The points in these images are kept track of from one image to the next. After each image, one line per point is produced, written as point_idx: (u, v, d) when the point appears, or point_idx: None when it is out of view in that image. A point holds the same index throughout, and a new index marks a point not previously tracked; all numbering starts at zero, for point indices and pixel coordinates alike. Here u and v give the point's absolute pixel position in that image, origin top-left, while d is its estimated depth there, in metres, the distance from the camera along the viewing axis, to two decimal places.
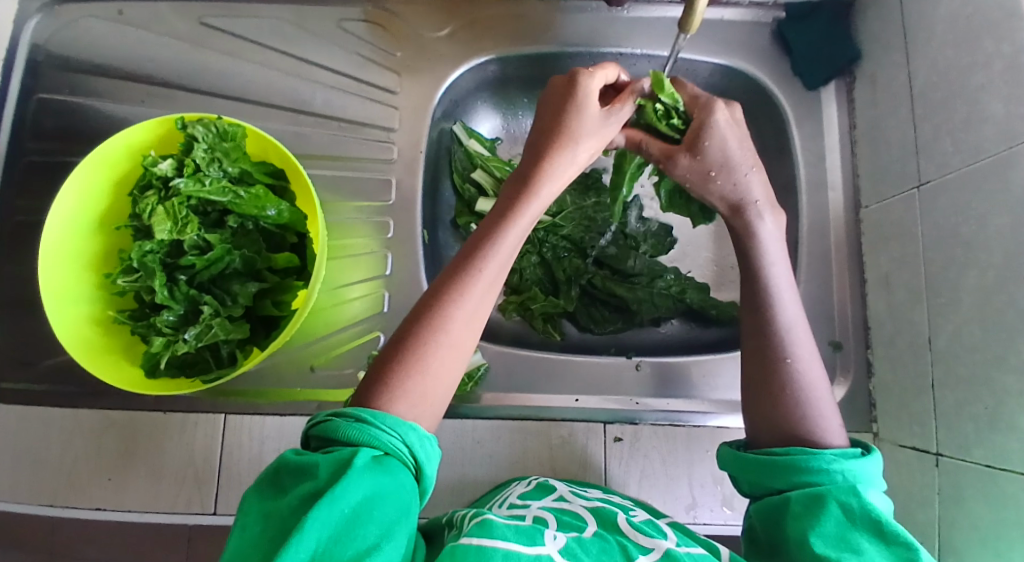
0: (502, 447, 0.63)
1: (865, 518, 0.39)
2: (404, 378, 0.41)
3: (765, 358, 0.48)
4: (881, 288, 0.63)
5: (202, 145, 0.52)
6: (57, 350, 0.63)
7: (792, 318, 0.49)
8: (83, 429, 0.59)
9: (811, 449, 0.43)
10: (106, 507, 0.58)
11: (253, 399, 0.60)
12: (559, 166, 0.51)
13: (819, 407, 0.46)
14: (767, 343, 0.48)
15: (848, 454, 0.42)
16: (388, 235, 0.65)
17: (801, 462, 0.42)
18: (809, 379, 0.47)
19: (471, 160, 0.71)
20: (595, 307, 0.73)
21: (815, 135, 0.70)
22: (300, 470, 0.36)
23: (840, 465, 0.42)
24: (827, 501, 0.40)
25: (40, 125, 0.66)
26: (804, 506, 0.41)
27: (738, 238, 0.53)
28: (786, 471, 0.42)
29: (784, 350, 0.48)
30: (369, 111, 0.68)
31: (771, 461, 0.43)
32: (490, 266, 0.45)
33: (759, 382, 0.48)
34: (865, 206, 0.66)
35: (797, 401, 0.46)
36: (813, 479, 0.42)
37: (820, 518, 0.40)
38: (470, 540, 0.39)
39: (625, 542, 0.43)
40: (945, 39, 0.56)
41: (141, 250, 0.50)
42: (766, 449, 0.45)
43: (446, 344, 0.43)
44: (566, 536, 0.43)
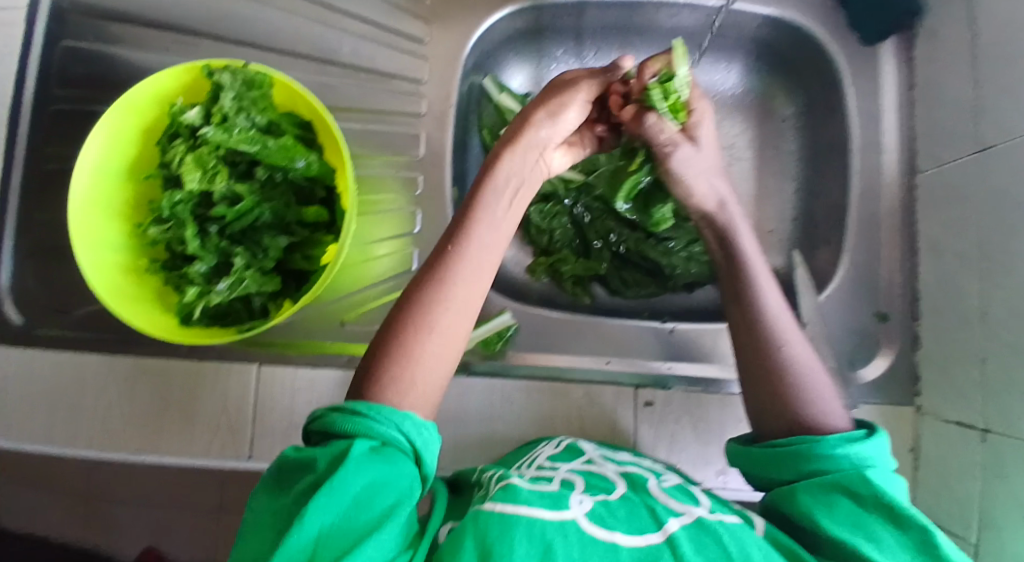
0: (529, 407, 0.62)
1: (877, 503, 0.38)
2: (395, 368, 0.40)
3: (755, 351, 0.47)
4: (933, 256, 0.59)
5: (229, 93, 0.50)
6: (90, 299, 0.64)
7: (776, 306, 0.48)
8: (117, 377, 0.60)
9: (813, 437, 0.42)
10: (142, 452, 0.59)
11: (284, 350, 0.61)
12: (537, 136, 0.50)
13: (818, 393, 0.45)
14: (755, 335, 0.47)
15: (854, 439, 0.41)
16: (416, 192, 0.64)
17: (805, 451, 0.41)
18: (804, 365, 0.46)
19: (502, 116, 0.69)
20: (626, 270, 0.72)
21: (870, 92, 0.65)
22: (301, 465, 0.36)
23: (846, 450, 0.40)
24: (836, 491, 0.39)
25: (68, 72, 0.65)
26: (814, 500, 0.39)
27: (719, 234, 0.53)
28: (792, 461, 0.42)
29: (774, 338, 0.47)
30: (397, 61, 0.65)
31: (777, 453, 0.43)
32: (464, 244, 0.44)
33: (759, 374, 0.46)
34: (921, 170, 0.62)
35: (794, 388, 0.45)
36: (820, 467, 0.41)
37: (831, 507, 0.39)
38: (493, 505, 0.39)
39: (656, 506, 0.42)
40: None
41: (171, 199, 0.50)
42: (770, 440, 0.45)
43: (437, 332, 0.41)
44: (592, 500, 0.42)
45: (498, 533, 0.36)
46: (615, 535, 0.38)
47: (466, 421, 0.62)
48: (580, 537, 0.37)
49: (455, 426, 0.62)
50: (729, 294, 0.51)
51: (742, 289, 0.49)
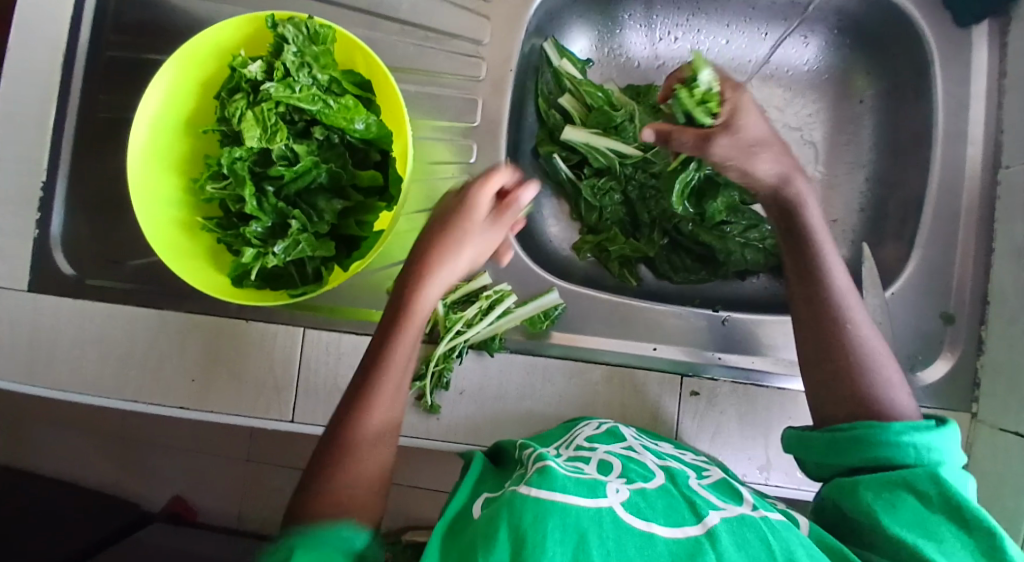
0: (573, 386, 0.61)
1: (943, 503, 0.36)
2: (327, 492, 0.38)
3: (822, 332, 0.46)
4: (1011, 261, 0.56)
5: (292, 48, 0.48)
6: (140, 252, 0.64)
7: (845, 287, 0.47)
8: (167, 330, 0.61)
9: (879, 422, 0.40)
10: (189, 405, 0.60)
11: (328, 315, 0.61)
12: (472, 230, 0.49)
13: (886, 377, 0.43)
14: (824, 315, 0.46)
15: (920, 428, 0.39)
16: (471, 160, 0.62)
17: (868, 437, 0.40)
18: (871, 347, 0.44)
19: (560, 84, 0.67)
20: (676, 254, 0.69)
21: (960, 79, 0.60)
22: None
23: (911, 437, 0.39)
24: (902, 488, 0.37)
25: (122, 18, 0.64)
26: (876, 495, 0.37)
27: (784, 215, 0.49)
28: (852, 447, 0.40)
29: (843, 317, 0.45)
30: (458, 20, 0.62)
31: (839, 437, 0.41)
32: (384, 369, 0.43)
33: (824, 354, 0.45)
34: (1006, 166, 0.58)
35: (862, 371, 0.43)
36: (883, 455, 0.39)
37: (893, 502, 0.37)
38: (530, 491, 0.36)
39: (695, 499, 0.39)
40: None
41: (231, 156, 0.49)
42: (829, 427, 0.43)
43: (365, 446, 0.40)
44: (628, 489, 0.39)
45: (533, 519, 0.33)
46: (653, 526, 0.35)
47: (506, 398, 0.61)
48: (616, 527, 0.34)
49: (496, 403, 0.61)
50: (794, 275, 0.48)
51: (810, 268, 0.47)
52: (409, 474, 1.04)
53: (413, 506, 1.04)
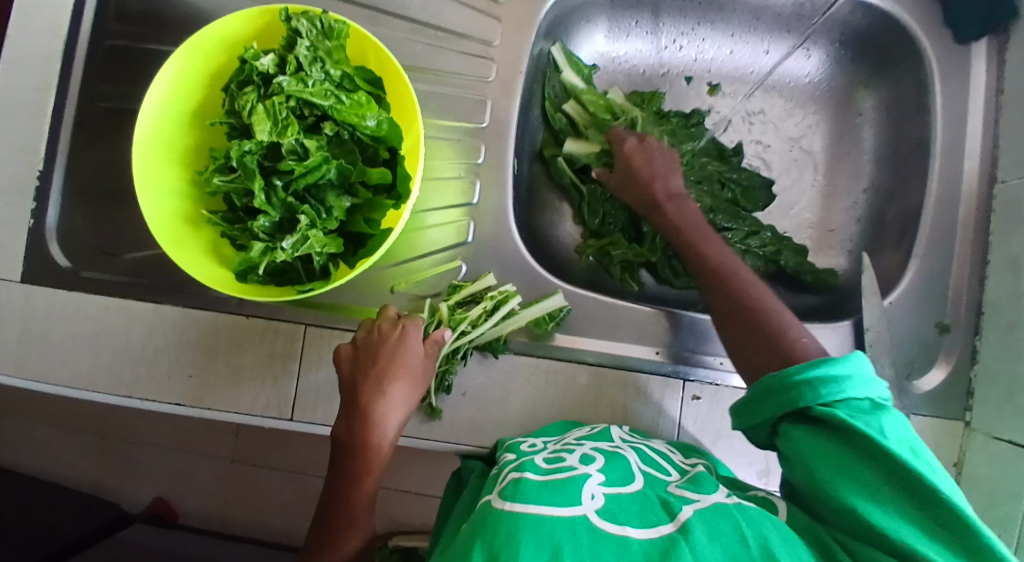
0: (576, 389, 0.61)
1: (871, 451, 0.38)
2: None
3: (718, 298, 0.52)
4: (1007, 273, 0.57)
5: (306, 42, 0.48)
6: (140, 245, 0.63)
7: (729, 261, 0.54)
8: (165, 325, 0.60)
9: (779, 373, 0.43)
10: (185, 402, 0.59)
11: (331, 312, 0.60)
12: (410, 361, 0.53)
13: (777, 322, 0.49)
14: (717, 284, 0.53)
15: (819, 363, 0.41)
16: (478, 160, 0.62)
17: (773, 391, 0.42)
18: (758, 300, 0.51)
19: (566, 89, 0.68)
20: (679, 259, 0.69)
21: (959, 94, 0.61)
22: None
23: (813, 377, 0.41)
24: (834, 439, 0.39)
25: (126, 7, 0.63)
26: (813, 453, 0.40)
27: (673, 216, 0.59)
28: (772, 405, 0.43)
29: (730, 281, 0.52)
30: (468, 21, 0.62)
31: (754, 398, 0.44)
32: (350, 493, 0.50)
33: (721, 317, 0.51)
34: (1003, 179, 0.59)
35: (755, 321, 0.49)
36: (797, 402, 0.41)
37: (824, 463, 0.39)
38: (505, 506, 0.36)
39: (669, 499, 0.39)
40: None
41: (240, 149, 0.48)
42: (750, 388, 0.45)
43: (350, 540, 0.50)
44: (603, 494, 0.38)
45: (506, 535, 0.32)
46: (626, 530, 0.34)
47: (508, 400, 0.60)
48: (591, 535, 0.34)
49: (499, 405, 0.60)
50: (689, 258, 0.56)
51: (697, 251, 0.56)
52: (403, 478, 1.03)
53: (407, 510, 1.03)
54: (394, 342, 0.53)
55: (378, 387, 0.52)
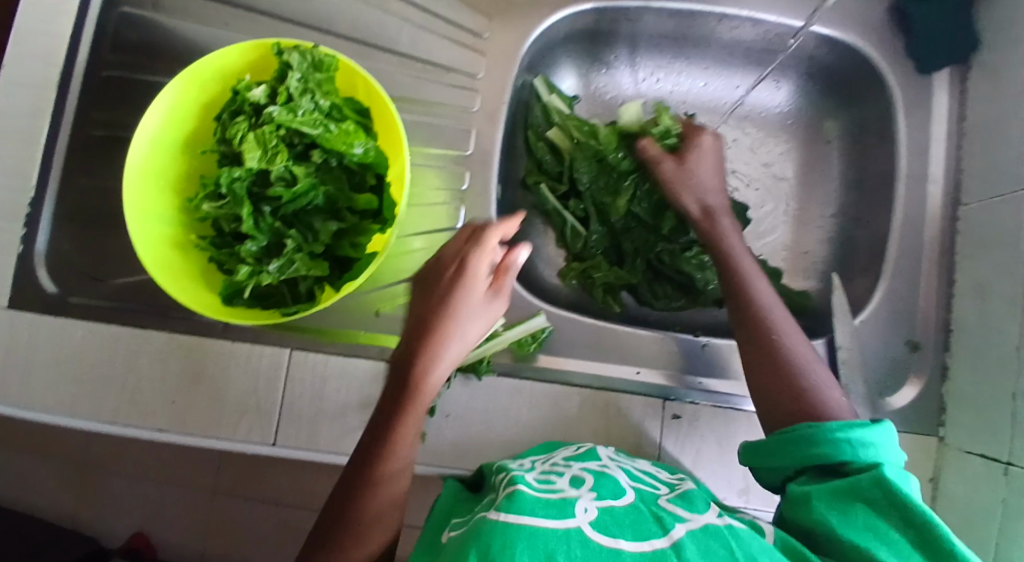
0: (559, 410, 0.62)
1: (888, 501, 0.37)
2: (347, 543, 0.42)
3: (756, 341, 0.50)
4: (973, 292, 0.60)
5: (296, 74, 0.49)
6: (127, 271, 0.65)
7: (770, 301, 0.53)
8: (151, 349, 0.60)
9: (816, 424, 0.43)
10: (167, 428, 0.59)
11: (315, 336, 0.61)
12: (471, 307, 0.47)
13: (817, 380, 0.47)
14: (756, 325, 0.51)
15: (854, 425, 0.42)
16: (463, 186, 0.64)
17: (805, 436, 0.43)
18: (799, 352, 0.49)
19: (549, 118, 0.70)
20: (658, 283, 0.72)
21: (921, 122, 0.65)
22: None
23: (845, 434, 0.41)
24: (846, 486, 0.39)
25: (123, 39, 0.65)
26: (823, 494, 0.39)
27: (704, 236, 0.59)
28: (796, 447, 0.43)
29: (772, 328, 0.50)
30: (455, 55, 0.65)
31: (781, 441, 0.44)
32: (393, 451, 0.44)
33: (758, 366, 0.49)
34: (965, 203, 0.62)
35: (796, 376, 0.47)
36: (823, 452, 0.42)
37: (843, 507, 0.38)
38: (500, 516, 0.36)
39: (661, 513, 0.39)
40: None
41: (230, 176, 0.49)
42: (774, 434, 0.46)
43: (382, 501, 0.43)
44: (597, 508, 0.39)
45: (501, 546, 0.32)
46: (619, 543, 0.35)
47: (491, 423, 0.61)
48: (584, 546, 0.34)
49: (483, 427, 0.61)
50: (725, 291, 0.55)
51: (734, 281, 0.54)
52: None
53: None
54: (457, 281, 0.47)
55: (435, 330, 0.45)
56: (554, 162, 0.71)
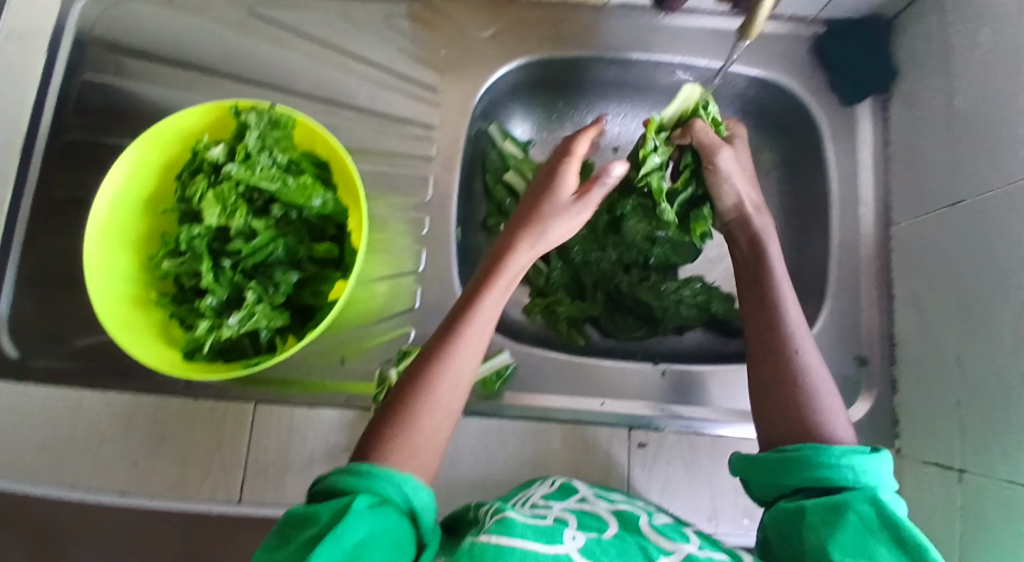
0: (528, 446, 0.64)
1: (880, 525, 0.39)
2: (402, 430, 0.43)
3: (774, 359, 0.50)
4: (910, 307, 0.63)
5: (254, 132, 0.51)
6: (91, 330, 0.63)
7: (795, 317, 0.53)
8: (113, 410, 0.59)
9: (820, 446, 0.44)
10: (131, 490, 0.58)
11: (281, 389, 0.61)
12: (557, 209, 0.55)
13: (826, 405, 0.48)
14: (776, 340, 0.51)
15: (857, 451, 0.43)
16: (422, 232, 0.66)
17: (809, 458, 0.44)
18: (814, 374, 0.49)
19: (505, 163, 0.71)
20: (619, 315, 0.74)
21: (849, 151, 0.69)
22: (303, 520, 0.37)
23: (849, 459, 0.43)
24: (844, 509, 0.40)
25: (83, 103, 0.66)
26: (820, 517, 0.41)
27: (749, 233, 0.58)
28: (796, 467, 0.44)
29: (792, 343, 0.51)
30: (410, 107, 0.68)
31: (784, 458, 0.45)
32: (471, 328, 0.48)
33: (771, 387, 0.50)
34: (896, 223, 0.66)
35: (804, 399, 0.48)
36: (824, 475, 0.43)
37: (837, 526, 0.40)
38: (489, 539, 0.38)
39: (645, 543, 0.42)
40: (993, 59, 0.55)
41: (189, 233, 0.50)
42: (767, 451, 0.47)
43: (441, 396, 0.45)
44: (584, 537, 0.42)
45: None
46: None
47: (459, 463, 0.63)
48: None
49: (450, 470, 0.62)
50: (757, 300, 0.54)
51: (763, 289, 0.54)
52: None
53: None
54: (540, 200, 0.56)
55: (521, 235, 0.53)
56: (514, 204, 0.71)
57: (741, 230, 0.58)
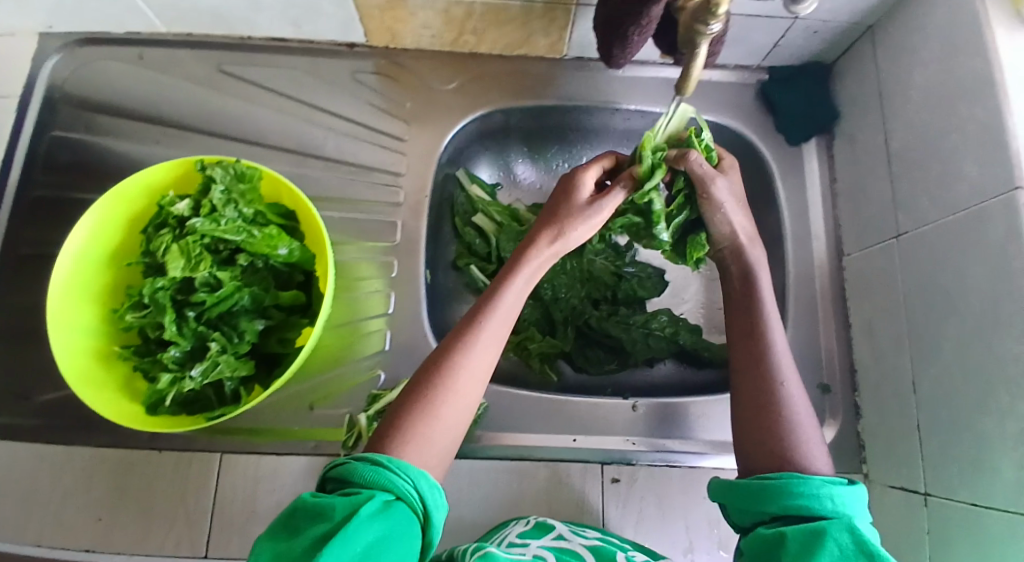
0: (500, 487, 0.64)
1: (857, 552, 0.40)
2: (417, 422, 0.44)
3: (761, 391, 0.51)
4: (866, 334, 0.65)
5: (219, 187, 0.53)
6: (55, 385, 0.62)
7: (782, 350, 0.53)
8: (76, 466, 0.59)
9: (800, 475, 0.45)
10: (97, 548, 0.56)
11: (249, 437, 0.60)
12: (576, 212, 0.56)
13: (806, 436, 0.49)
14: (762, 373, 0.52)
15: (836, 483, 0.44)
16: (392, 275, 0.67)
17: (789, 487, 0.44)
18: (797, 406, 0.50)
19: (473, 206, 0.73)
20: (590, 348, 0.75)
21: (799, 187, 0.73)
22: (317, 512, 0.38)
23: (828, 490, 0.44)
24: (822, 535, 0.41)
25: (53, 160, 0.68)
26: (799, 542, 0.41)
27: (742, 262, 0.57)
28: (776, 495, 0.44)
29: (778, 376, 0.51)
30: (377, 156, 0.70)
31: (765, 485, 0.45)
32: (489, 327, 0.49)
33: (757, 418, 0.50)
34: (848, 254, 0.69)
35: (786, 432, 0.49)
36: (803, 504, 0.43)
37: (815, 553, 0.40)
38: None
39: None
40: (921, 103, 0.58)
41: (153, 286, 0.51)
42: (750, 478, 0.48)
43: (457, 389, 0.46)
44: None
45: None
46: None
47: None
48: None
49: None
50: (745, 326, 0.55)
51: (754, 318, 0.55)
52: None
53: None
54: (559, 204, 0.58)
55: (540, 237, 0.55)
56: (483, 244, 0.73)
57: (735, 260, 0.58)
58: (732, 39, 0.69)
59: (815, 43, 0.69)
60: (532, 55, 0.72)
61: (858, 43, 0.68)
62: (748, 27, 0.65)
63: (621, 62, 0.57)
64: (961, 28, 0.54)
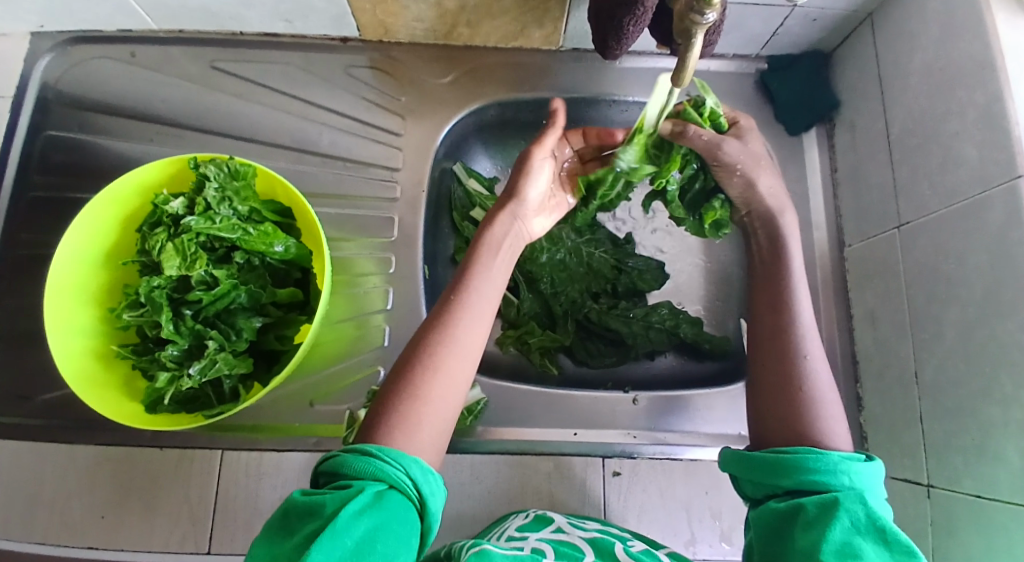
0: (500, 481, 0.64)
1: (869, 525, 0.40)
2: (406, 407, 0.44)
3: (787, 366, 0.51)
4: (867, 323, 0.65)
5: (213, 184, 0.53)
6: (55, 384, 0.63)
7: (809, 325, 0.53)
8: (80, 464, 0.59)
9: (819, 450, 0.44)
10: (100, 545, 0.57)
11: (250, 434, 0.60)
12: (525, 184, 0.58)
13: (826, 412, 0.48)
14: (784, 349, 0.51)
15: (844, 458, 0.44)
16: (389, 270, 0.67)
17: (805, 461, 0.44)
18: (818, 382, 0.50)
19: (470, 199, 0.72)
20: (591, 341, 0.74)
21: (799, 177, 0.72)
22: (307, 510, 0.38)
23: (844, 465, 0.43)
24: (834, 507, 0.41)
25: (48, 161, 0.68)
26: (817, 516, 0.41)
27: (772, 239, 0.57)
28: (791, 470, 0.44)
29: (803, 349, 0.51)
30: (373, 151, 0.70)
31: (782, 459, 0.44)
32: (467, 306, 0.49)
33: (769, 393, 0.50)
34: (849, 244, 0.68)
35: (803, 411, 0.48)
36: (818, 479, 0.43)
37: (829, 525, 0.40)
38: None
39: None
40: (921, 89, 0.58)
41: (149, 285, 0.51)
42: (751, 455, 0.47)
43: (444, 371, 0.46)
44: None
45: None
46: None
47: None
48: None
49: None
50: (769, 297, 0.55)
51: (779, 288, 0.54)
52: None
53: None
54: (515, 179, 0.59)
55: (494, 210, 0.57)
56: None
57: (765, 229, 0.57)
58: (729, 29, 0.68)
59: (815, 31, 0.68)
60: (528, 47, 0.71)
61: (857, 31, 0.67)
62: (745, 16, 0.65)
63: (617, 53, 0.56)
64: (962, 11, 0.53)
